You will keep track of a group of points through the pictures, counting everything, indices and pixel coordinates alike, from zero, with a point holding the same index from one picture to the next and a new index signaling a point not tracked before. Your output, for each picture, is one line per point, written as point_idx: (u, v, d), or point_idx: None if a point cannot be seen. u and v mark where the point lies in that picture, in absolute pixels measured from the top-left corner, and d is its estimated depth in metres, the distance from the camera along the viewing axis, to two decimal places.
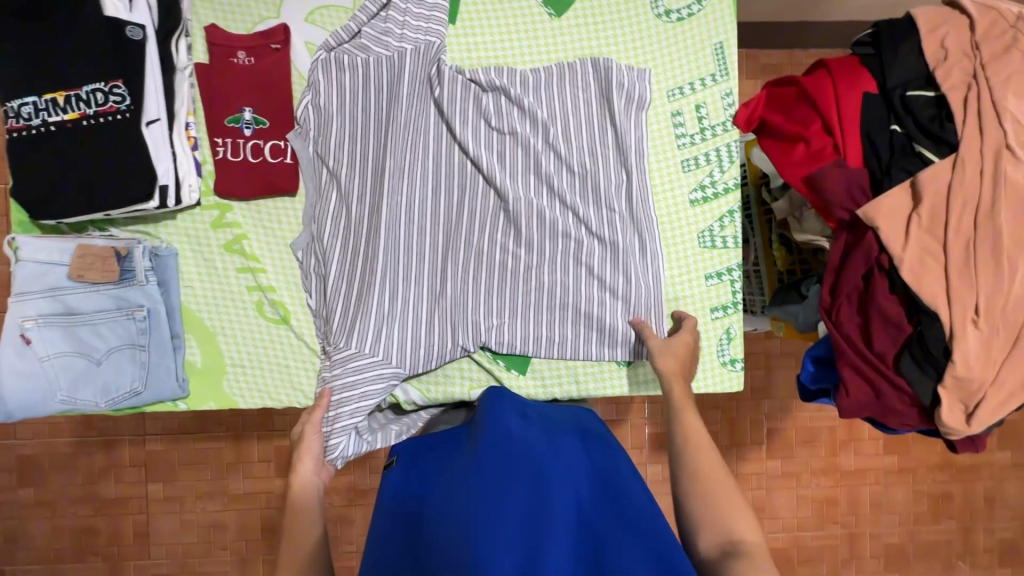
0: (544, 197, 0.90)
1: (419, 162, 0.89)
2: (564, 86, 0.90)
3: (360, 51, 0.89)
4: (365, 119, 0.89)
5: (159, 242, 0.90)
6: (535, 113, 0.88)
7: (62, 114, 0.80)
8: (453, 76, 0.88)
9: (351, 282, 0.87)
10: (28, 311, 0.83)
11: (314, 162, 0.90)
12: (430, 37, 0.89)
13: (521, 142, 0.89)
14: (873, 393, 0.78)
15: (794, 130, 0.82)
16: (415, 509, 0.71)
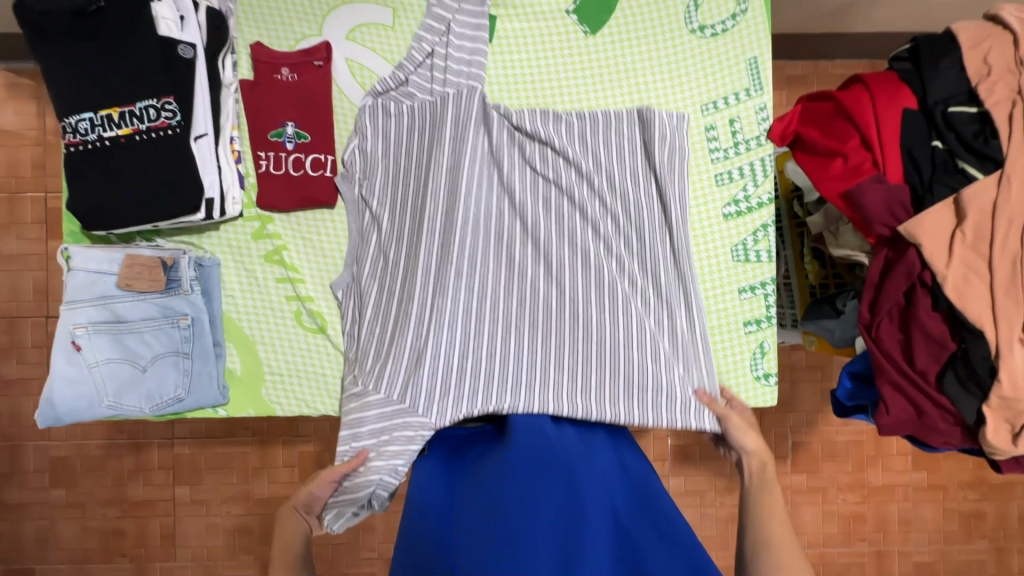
0: (582, 240, 0.89)
1: (453, 204, 0.87)
2: (606, 143, 0.91)
3: (406, 98, 0.92)
4: (409, 164, 0.91)
5: (203, 252, 0.93)
6: (577, 163, 0.90)
7: (116, 130, 0.83)
8: (491, 128, 0.90)
9: (387, 321, 0.87)
10: (78, 319, 0.86)
11: (359, 203, 0.93)
12: (473, 82, 0.91)
13: (560, 190, 0.90)
14: (914, 410, 0.77)
15: (832, 146, 0.82)
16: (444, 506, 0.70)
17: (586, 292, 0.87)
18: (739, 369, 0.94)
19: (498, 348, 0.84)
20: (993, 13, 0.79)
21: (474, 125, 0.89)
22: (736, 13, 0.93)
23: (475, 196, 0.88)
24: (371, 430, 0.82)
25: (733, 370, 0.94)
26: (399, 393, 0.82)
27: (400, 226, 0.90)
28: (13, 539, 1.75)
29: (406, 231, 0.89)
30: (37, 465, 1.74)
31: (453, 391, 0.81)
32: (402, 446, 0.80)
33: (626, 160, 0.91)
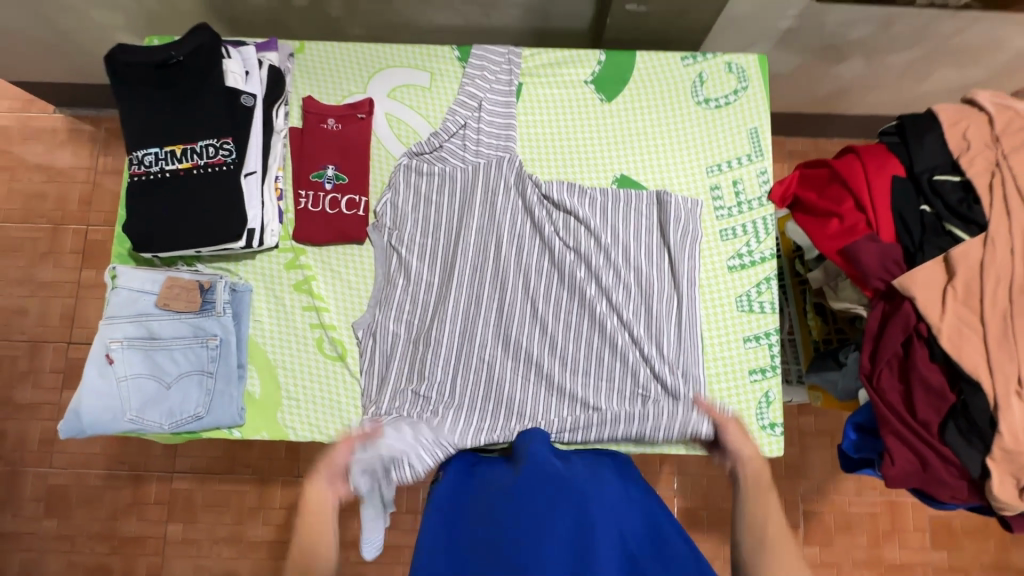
0: (594, 292, 0.95)
1: (475, 256, 0.97)
2: (618, 209, 0.98)
3: (439, 161, 1.01)
4: (438, 218, 0.99)
5: (238, 278, 0.99)
6: (589, 225, 0.96)
7: (177, 164, 0.93)
8: (513, 196, 0.99)
9: (405, 364, 0.95)
10: (115, 333, 0.91)
11: (387, 250, 0.99)
12: (503, 153, 1.01)
13: (571, 249, 0.96)
14: (920, 463, 0.78)
15: (827, 207, 0.88)
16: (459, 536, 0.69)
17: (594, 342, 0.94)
18: (744, 417, 0.95)
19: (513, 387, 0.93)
20: (970, 96, 0.88)
21: (504, 191, 0.99)
22: (737, 89, 1.04)
23: (500, 251, 0.97)
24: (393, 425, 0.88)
25: (739, 418, 0.95)
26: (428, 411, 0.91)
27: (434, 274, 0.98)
28: None
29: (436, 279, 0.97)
30: (33, 493, 1.73)
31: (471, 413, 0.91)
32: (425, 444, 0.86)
33: (644, 223, 0.98)
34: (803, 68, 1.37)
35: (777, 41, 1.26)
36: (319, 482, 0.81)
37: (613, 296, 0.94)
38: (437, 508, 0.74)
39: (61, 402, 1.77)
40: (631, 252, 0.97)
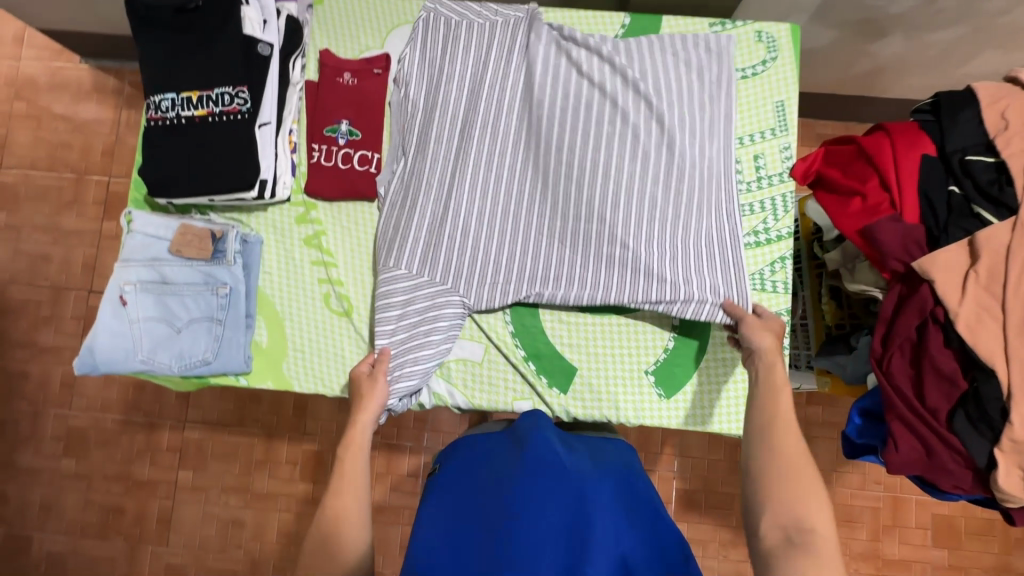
0: (673, 151, 0.94)
1: (514, 120, 0.98)
2: (647, 45, 0.96)
3: (434, 46, 1.00)
4: (446, 74, 0.99)
5: (249, 230, 1.00)
6: (640, 88, 0.94)
7: (193, 110, 0.93)
8: (558, 58, 0.97)
9: (424, 219, 0.95)
10: (129, 276, 0.93)
11: (403, 103, 1.00)
12: (518, 17, 1.00)
13: (609, 96, 0.95)
14: (924, 450, 0.77)
15: (852, 185, 0.86)
16: (459, 515, 0.72)
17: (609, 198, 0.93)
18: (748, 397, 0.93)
19: (521, 198, 0.96)
20: (1013, 75, 0.83)
21: (556, 51, 0.97)
22: (766, 60, 1.00)
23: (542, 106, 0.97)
24: (411, 345, 0.92)
25: (740, 397, 0.93)
26: (413, 266, 0.93)
27: (480, 124, 0.97)
28: (18, 505, 1.78)
29: (460, 112, 0.98)
30: (54, 432, 1.80)
31: (491, 278, 0.94)
32: (444, 335, 0.93)
33: (700, 95, 0.95)
34: (842, 43, 1.30)
35: (813, 14, 1.21)
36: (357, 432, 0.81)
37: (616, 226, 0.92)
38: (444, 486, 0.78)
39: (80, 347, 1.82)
40: (686, 121, 0.94)
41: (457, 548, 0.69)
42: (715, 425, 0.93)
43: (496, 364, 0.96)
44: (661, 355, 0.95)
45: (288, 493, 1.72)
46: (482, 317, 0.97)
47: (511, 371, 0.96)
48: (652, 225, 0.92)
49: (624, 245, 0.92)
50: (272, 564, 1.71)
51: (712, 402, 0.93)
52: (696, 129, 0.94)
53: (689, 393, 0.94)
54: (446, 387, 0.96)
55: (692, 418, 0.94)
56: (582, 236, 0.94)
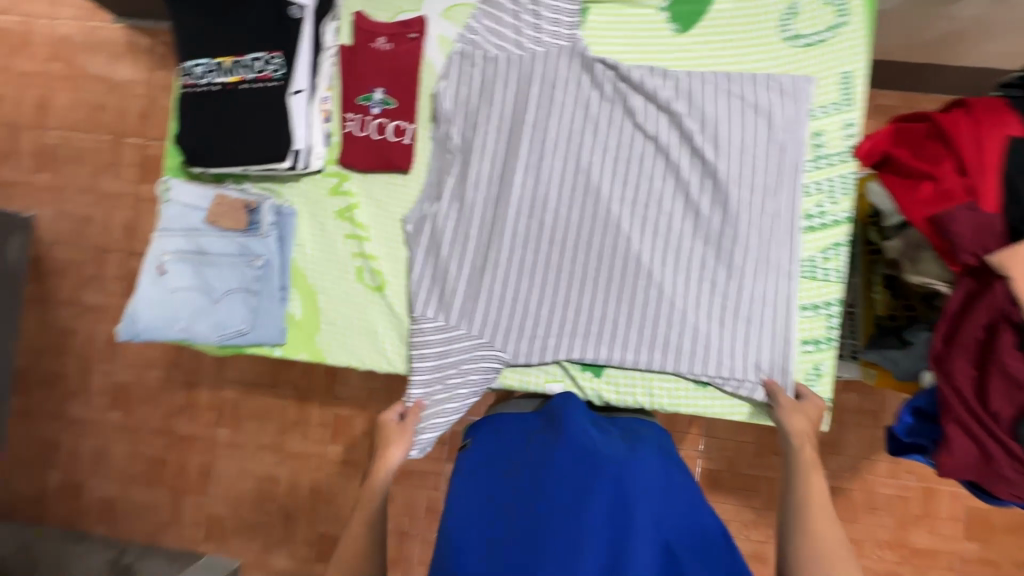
0: (728, 207, 0.90)
1: (557, 163, 0.93)
2: (707, 92, 0.91)
3: (474, 78, 0.95)
4: (489, 112, 0.94)
5: (283, 201, 0.99)
6: (694, 140, 0.90)
7: (225, 77, 0.91)
8: (611, 106, 0.93)
9: (463, 267, 0.94)
10: (167, 246, 0.92)
11: (443, 141, 0.96)
12: (567, 44, 0.93)
13: (663, 149, 0.91)
14: (980, 455, 0.73)
15: (923, 167, 0.80)
16: (497, 496, 0.73)
17: (659, 259, 0.91)
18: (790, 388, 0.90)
19: (561, 250, 0.93)
20: None
21: (609, 96, 0.93)
22: (834, 25, 0.91)
23: (590, 155, 0.93)
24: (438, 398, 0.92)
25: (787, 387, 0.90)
26: (452, 317, 0.93)
27: (521, 168, 0.93)
28: (71, 451, 1.89)
29: (500, 153, 0.94)
30: (101, 387, 1.89)
31: (529, 332, 0.93)
32: (471, 387, 0.92)
33: (762, 146, 0.90)
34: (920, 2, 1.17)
35: None
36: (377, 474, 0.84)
37: (664, 287, 0.90)
38: (479, 468, 0.79)
39: (123, 306, 1.89)
40: (745, 177, 0.89)
41: (493, 523, 0.70)
42: None
43: None
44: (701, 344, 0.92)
45: (319, 454, 1.78)
46: None
47: None
48: (702, 287, 0.90)
49: (670, 304, 0.90)
50: (304, 519, 1.79)
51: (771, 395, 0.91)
52: (758, 186, 0.89)
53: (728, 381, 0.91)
54: None
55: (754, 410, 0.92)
56: (628, 294, 0.91)
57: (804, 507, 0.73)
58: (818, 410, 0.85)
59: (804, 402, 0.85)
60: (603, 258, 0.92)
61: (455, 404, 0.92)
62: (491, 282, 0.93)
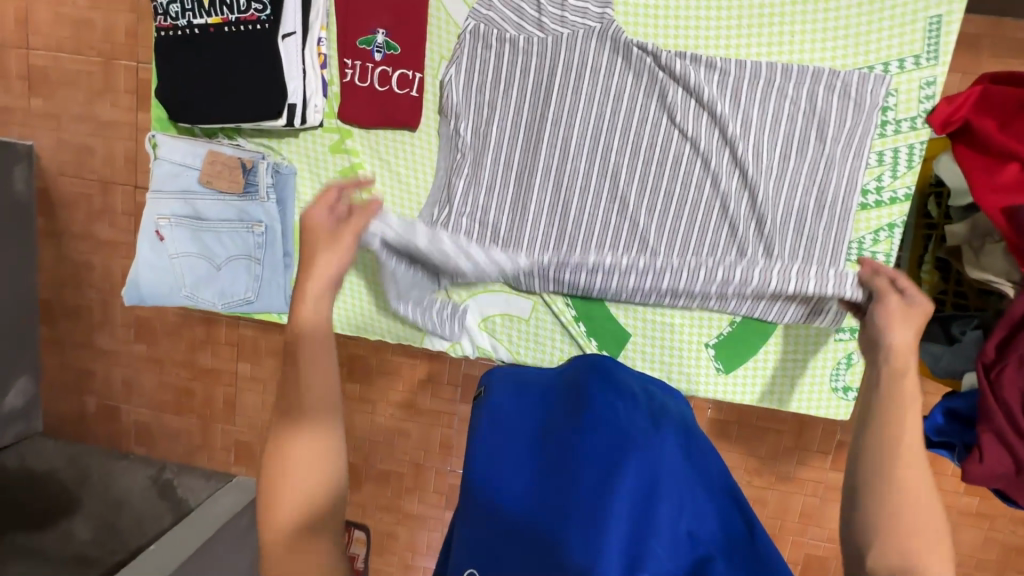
0: (766, 227, 0.82)
1: (580, 167, 0.85)
2: (755, 90, 0.80)
3: (487, 64, 0.84)
4: (505, 102, 0.85)
5: (281, 158, 0.91)
6: (736, 148, 0.82)
7: (205, 17, 0.80)
8: (646, 101, 0.83)
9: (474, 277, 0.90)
10: (163, 210, 0.88)
11: (452, 139, 0.87)
12: (594, 23, 0.82)
13: (701, 156, 0.83)
14: (1014, 467, 0.69)
15: (1009, 145, 0.70)
16: (501, 461, 0.46)
17: (687, 278, 0.85)
18: (823, 381, 0.87)
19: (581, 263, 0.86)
20: None
21: (644, 90, 0.83)
22: None
23: (618, 157, 0.84)
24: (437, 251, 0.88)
25: (810, 378, 0.87)
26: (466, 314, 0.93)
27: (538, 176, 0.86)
28: None
29: (518, 156, 0.86)
30: None
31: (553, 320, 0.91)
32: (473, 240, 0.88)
33: (811, 158, 0.81)
34: None
35: None
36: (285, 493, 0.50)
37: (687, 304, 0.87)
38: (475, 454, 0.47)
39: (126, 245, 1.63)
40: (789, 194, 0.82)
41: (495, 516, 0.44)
42: (796, 404, 0.88)
43: (544, 322, 0.91)
44: (725, 329, 0.88)
45: None
46: None
47: (560, 329, 0.91)
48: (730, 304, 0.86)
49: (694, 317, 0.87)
50: None
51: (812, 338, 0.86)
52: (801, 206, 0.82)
53: (751, 368, 0.89)
54: (490, 341, 0.93)
55: (774, 396, 0.89)
56: (649, 309, 0.89)
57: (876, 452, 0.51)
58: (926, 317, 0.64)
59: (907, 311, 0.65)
60: (626, 273, 0.85)
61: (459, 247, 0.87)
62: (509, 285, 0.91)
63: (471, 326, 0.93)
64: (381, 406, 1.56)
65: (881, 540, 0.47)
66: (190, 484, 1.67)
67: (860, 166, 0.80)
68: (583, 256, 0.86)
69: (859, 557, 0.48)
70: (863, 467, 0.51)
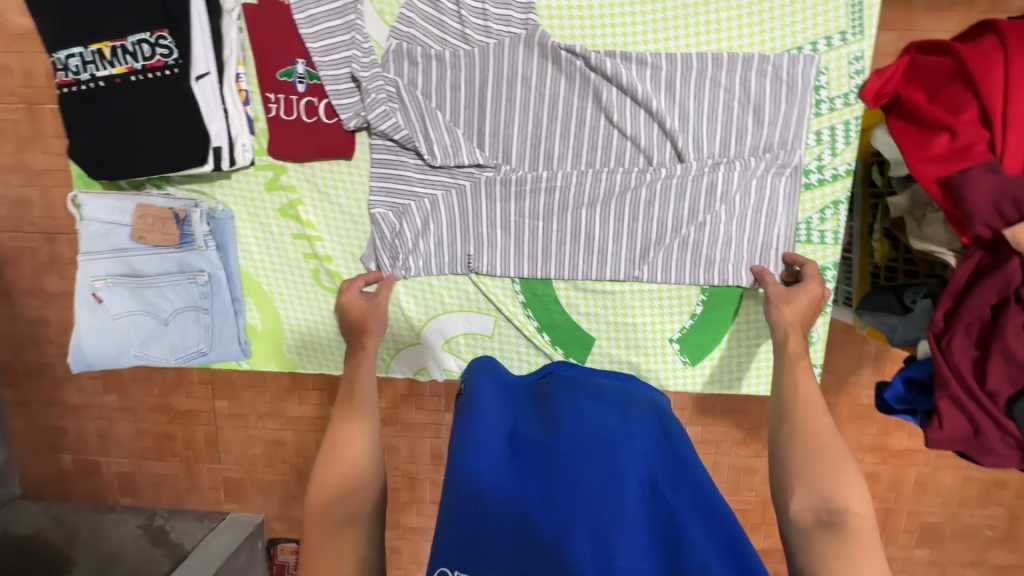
0: (712, 210, 0.81)
1: (524, 175, 0.83)
2: (689, 82, 0.79)
3: (416, 83, 0.82)
4: (440, 117, 0.82)
5: (216, 203, 0.87)
6: (676, 141, 0.80)
7: (109, 68, 0.77)
8: (582, 104, 0.81)
9: (427, 299, 0.90)
10: (97, 271, 0.84)
11: (385, 162, 0.84)
12: (518, 28, 0.80)
13: (643, 152, 0.82)
14: (972, 430, 0.70)
15: (938, 117, 0.69)
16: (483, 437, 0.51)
17: (645, 272, 0.84)
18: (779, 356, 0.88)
19: (536, 269, 0.86)
20: None
21: (578, 92, 0.81)
22: None
23: (561, 162, 0.83)
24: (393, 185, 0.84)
25: (765, 352, 0.88)
26: (426, 334, 0.91)
27: (495, 159, 0.83)
28: None
29: (460, 173, 0.83)
30: None
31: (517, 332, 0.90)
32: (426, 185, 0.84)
33: (751, 143, 0.80)
34: None
35: None
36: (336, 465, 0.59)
37: (644, 294, 0.87)
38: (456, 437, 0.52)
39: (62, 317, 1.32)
40: (734, 182, 0.80)
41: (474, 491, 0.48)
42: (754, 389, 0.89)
43: (507, 337, 0.90)
44: (687, 322, 0.88)
45: None
46: (489, 287, 0.88)
47: (525, 342, 0.90)
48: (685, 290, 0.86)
49: (656, 311, 0.87)
50: None
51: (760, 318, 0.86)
52: (750, 196, 0.80)
53: (717, 357, 0.89)
54: (456, 361, 0.92)
55: (734, 382, 0.90)
56: (611, 311, 0.88)
57: (787, 407, 0.63)
58: (814, 298, 0.75)
59: (794, 291, 0.76)
60: (581, 272, 0.85)
61: (411, 180, 0.84)
62: (463, 302, 0.90)
63: (436, 350, 0.91)
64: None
65: (800, 489, 0.55)
66: (184, 527, 1.38)
67: (800, 149, 0.80)
68: (535, 266, 0.86)
69: (787, 504, 0.55)
70: (788, 436, 0.60)
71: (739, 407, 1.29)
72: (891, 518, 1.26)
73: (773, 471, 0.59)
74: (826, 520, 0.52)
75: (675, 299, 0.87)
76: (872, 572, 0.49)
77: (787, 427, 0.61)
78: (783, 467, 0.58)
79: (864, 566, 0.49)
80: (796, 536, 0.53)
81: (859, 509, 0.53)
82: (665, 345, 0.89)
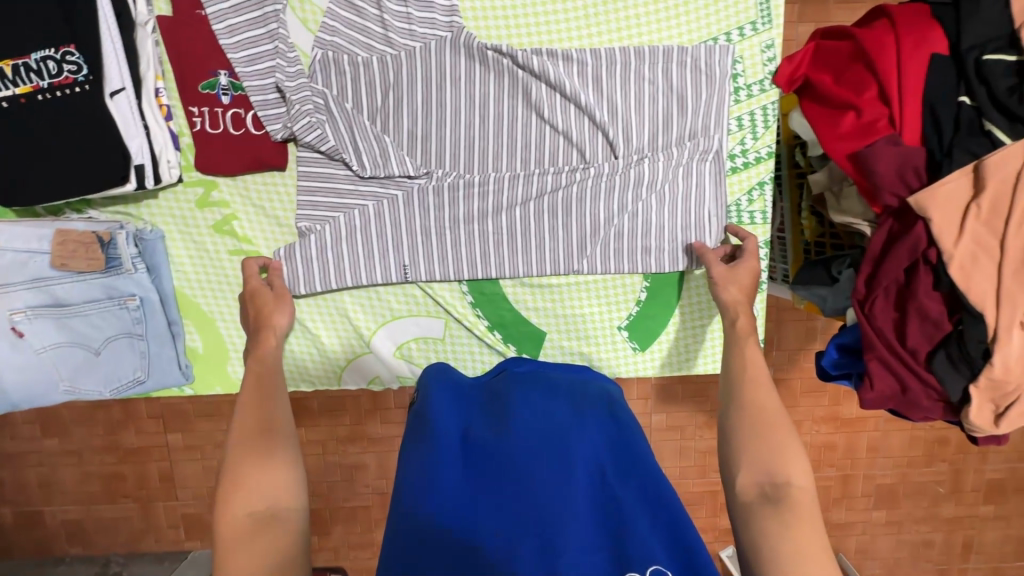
0: (644, 198, 0.84)
1: (461, 175, 0.83)
2: (615, 76, 0.82)
3: (344, 88, 0.81)
4: (371, 123, 0.81)
5: (143, 223, 0.84)
6: (607, 133, 0.83)
7: (12, 88, 0.73)
8: (512, 103, 0.82)
9: (374, 307, 0.88)
10: (15, 304, 0.79)
11: (320, 172, 0.82)
12: (443, 30, 0.80)
13: (576, 147, 0.84)
14: (899, 387, 0.75)
15: (844, 96, 0.74)
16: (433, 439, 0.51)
17: (589, 264, 0.86)
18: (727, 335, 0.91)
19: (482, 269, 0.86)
20: None
21: (508, 91, 0.82)
22: None
23: (496, 160, 0.84)
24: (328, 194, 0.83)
25: (714, 331, 0.91)
26: (377, 342, 0.89)
27: (428, 162, 0.83)
28: None
29: (397, 177, 0.83)
30: None
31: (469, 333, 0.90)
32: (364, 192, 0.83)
33: (679, 131, 0.83)
34: None
35: None
36: (236, 507, 0.53)
37: (590, 285, 0.88)
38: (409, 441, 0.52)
39: None
40: (662, 172, 0.83)
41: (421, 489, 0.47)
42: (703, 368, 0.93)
43: (459, 338, 0.90)
44: (633, 309, 0.90)
45: None
46: (437, 290, 0.88)
47: (478, 342, 0.91)
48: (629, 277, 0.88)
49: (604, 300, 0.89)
50: None
51: (706, 299, 0.89)
52: (682, 182, 0.83)
53: (665, 341, 0.92)
54: (410, 368, 0.91)
55: (683, 363, 0.93)
56: (559, 305, 0.89)
57: (733, 388, 0.65)
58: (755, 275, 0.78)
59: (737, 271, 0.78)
60: (527, 268, 0.86)
61: (347, 188, 0.83)
62: (412, 308, 0.89)
63: (389, 357, 0.90)
64: (332, 443, 1.38)
65: (746, 466, 0.57)
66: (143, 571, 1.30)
67: (721, 134, 0.83)
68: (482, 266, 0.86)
69: (734, 482, 0.56)
70: (735, 413, 0.62)
71: (700, 389, 1.32)
72: (849, 483, 1.32)
73: (722, 450, 0.61)
74: (769, 494, 0.54)
75: (621, 287, 0.89)
76: (813, 540, 0.51)
77: (734, 408, 0.62)
78: (731, 445, 0.60)
79: (803, 538, 0.51)
80: (740, 511, 0.54)
81: (800, 482, 0.55)
82: (614, 333, 0.90)
